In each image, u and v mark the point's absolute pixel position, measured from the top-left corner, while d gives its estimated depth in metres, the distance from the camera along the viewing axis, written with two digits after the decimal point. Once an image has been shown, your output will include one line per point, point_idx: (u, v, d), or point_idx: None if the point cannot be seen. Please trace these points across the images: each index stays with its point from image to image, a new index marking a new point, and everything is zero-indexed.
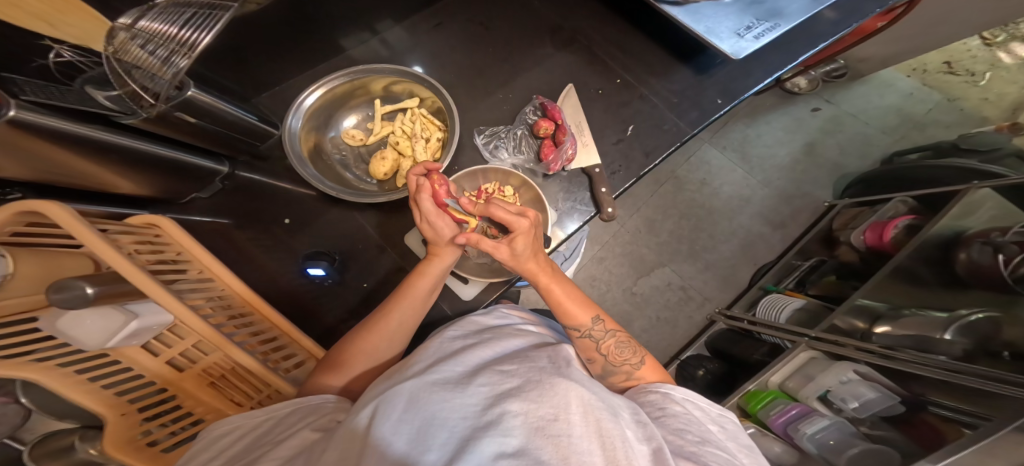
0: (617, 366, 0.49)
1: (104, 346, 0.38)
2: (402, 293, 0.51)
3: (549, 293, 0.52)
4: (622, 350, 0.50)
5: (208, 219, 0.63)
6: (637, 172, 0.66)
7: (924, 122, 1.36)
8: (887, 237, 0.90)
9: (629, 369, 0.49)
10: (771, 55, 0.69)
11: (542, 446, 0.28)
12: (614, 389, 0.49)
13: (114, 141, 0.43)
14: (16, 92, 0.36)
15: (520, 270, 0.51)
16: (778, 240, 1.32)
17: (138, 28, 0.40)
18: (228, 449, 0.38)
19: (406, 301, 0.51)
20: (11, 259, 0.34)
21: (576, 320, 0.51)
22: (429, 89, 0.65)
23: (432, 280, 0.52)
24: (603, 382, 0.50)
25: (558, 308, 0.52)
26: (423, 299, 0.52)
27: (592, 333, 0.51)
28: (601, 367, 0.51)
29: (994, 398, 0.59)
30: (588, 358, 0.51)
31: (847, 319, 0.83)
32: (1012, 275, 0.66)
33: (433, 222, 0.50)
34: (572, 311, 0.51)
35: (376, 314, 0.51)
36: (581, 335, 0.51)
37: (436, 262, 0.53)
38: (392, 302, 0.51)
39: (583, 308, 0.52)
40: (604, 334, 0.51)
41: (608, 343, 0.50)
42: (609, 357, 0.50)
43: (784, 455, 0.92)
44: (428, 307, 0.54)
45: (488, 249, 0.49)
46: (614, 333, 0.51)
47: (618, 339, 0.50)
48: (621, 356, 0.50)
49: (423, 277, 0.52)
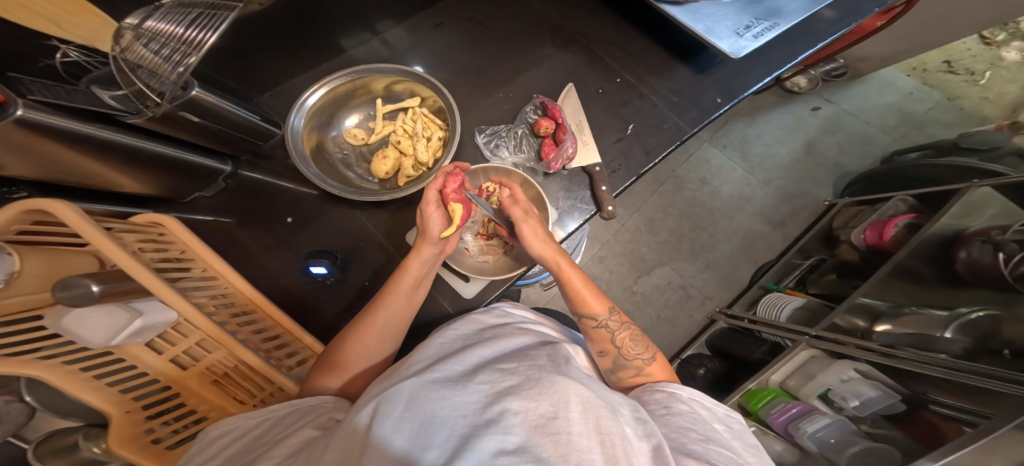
0: (628, 360, 0.50)
1: (109, 343, 0.38)
2: (388, 289, 0.51)
3: (566, 283, 0.54)
4: (635, 343, 0.51)
5: (210, 218, 0.63)
6: (637, 171, 0.66)
7: (924, 122, 1.36)
8: (887, 236, 0.91)
9: (640, 365, 0.49)
10: (769, 55, 0.69)
11: (541, 444, 0.28)
12: (622, 385, 0.49)
13: (120, 141, 0.44)
14: (24, 92, 0.36)
15: (537, 254, 0.54)
16: (778, 239, 1.32)
17: (144, 28, 0.41)
18: (227, 449, 0.38)
19: (390, 299, 0.51)
20: (17, 258, 0.35)
21: (589, 308, 0.53)
22: (429, 89, 0.65)
23: (414, 276, 0.52)
24: (612, 376, 0.50)
25: (574, 295, 0.54)
26: (407, 297, 0.52)
27: (608, 324, 0.52)
28: (611, 361, 0.51)
29: (995, 395, 0.59)
30: (601, 351, 0.52)
31: (848, 318, 0.84)
32: (1012, 273, 0.66)
33: (429, 212, 0.52)
34: (588, 299, 0.53)
35: (365, 312, 0.51)
36: (595, 325, 0.52)
37: (413, 256, 0.52)
38: (381, 298, 0.51)
39: (595, 296, 0.53)
40: (619, 326, 0.52)
41: (621, 336, 0.51)
42: (622, 350, 0.50)
43: (785, 453, 0.92)
44: (417, 306, 0.54)
45: (518, 214, 0.53)
46: (627, 327, 0.52)
47: (631, 333, 0.51)
48: (634, 350, 0.50)
49: (406, 273, 0.52)
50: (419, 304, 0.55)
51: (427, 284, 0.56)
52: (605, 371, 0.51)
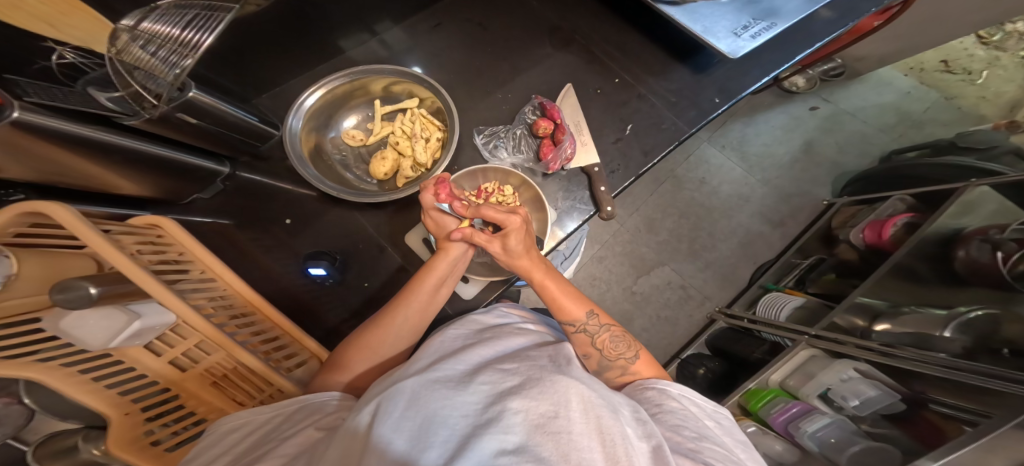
0: (611, 361, 0.50)
1: (107, 346, 0.38)
2: (408, 291, 0.51)
3: (543, 289, 0.52)
4: (617, 343, 0.50)
5: (210, 219, 0.63)
6: (636, 171, 0.66)
7: (921, 121, 1.36)
8: (886, 235, 0.91)
9: (624, 364, 0.49)
10: (767, 54, 0.69)
11: (542, 443, 0.28)
12: (609, 384, 0.49)
13: (117, 142, 0.44)
14: (20, 94, 0.36)
15: (513, 266, 0.52)
16: (777, 239, 1.32)
17: (140, 30, 0.41)
18: (237, 446, 0.38)
19: (413, 296, 0.51)
20: (15, 260, 0.35)
21: (568, 314, 0.51)
22: (428, 89, 0.65)
23: (439, 276, 0.52)
24: (598, 377, 0.50)
25: (552, 304, 0.52)
26: (428, 296, 0.52)
27: (587, 327, 0.51)
28: (596, 363, 0.50)
29: (995, 395, 0.59)
30: (583, 354, 0.51)
31: (847, 318, 0.84)
32: (1012, 273, 0.67)
33: (436, 217, 0.54)
34: (567, 306, 0.51)
35: (384, 309, 0.51)
36: (575, 330, 0.51)
37: (441, 256, 0.53)
38: (398, 300, 0.51)
39: (575, 302, 0.52)
40: (599, 328, 0.51)
41: (602, 337, 0.50)
42: (604, 352, 0.50)
43: (786, 453, 0.92)
44: (436, 308, 0.54)
45: (509, 225, 0.49)
46: (609, 327, 0.51)
47: (611, 334, 0.51)
48: (616, 350, 0.50)
49: (432, 272, 0.52)
50: (440, 304, 0.54)
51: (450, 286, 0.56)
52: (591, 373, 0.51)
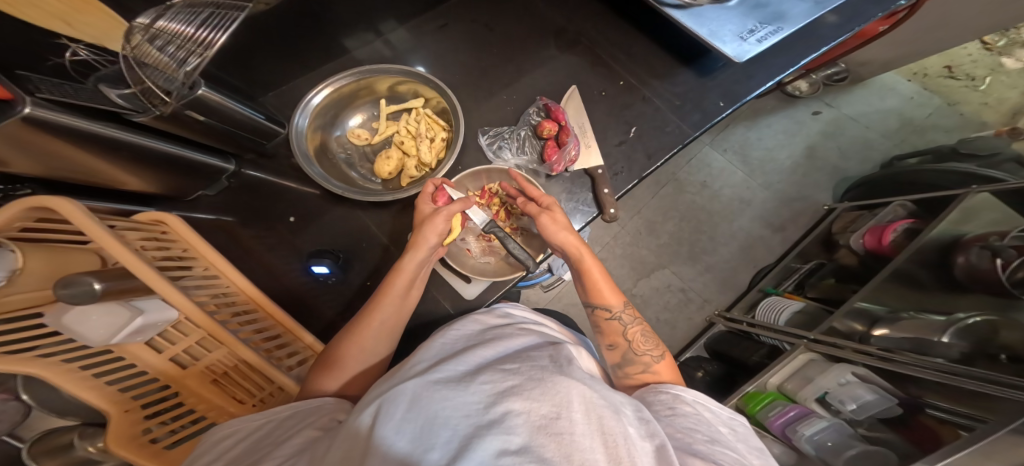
0: (637, 355, 0.51)
1: (109, 342, 0.38)
2: (382, 292, 0.52)
3: (589, 274, 0.55)
4: (646, 339, 0.52)
5: (213, 216, 0.63)
6: (640, 174, 0.67)
7: (923, 127, 1.37)
8: (886, 241, 0.92)
9: (648, 361, 0.50)
10: (776, 57, 0.69)
11: (544, 444, 0.28)
12: (627, 378, 0.50)
13: (125, 139, 0.44)
14: (32, 90, 0.36)
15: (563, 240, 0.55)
16: (778, 243, 1.32)
17: (156, 29, 0.40)
18: (228, 452, 0.38)
19: (385, 299, 0.51)
20: (20, 255, 0.35)
21: (605, 299, 0.54)
22: (433, 89, 0.65)
23: (408, 277, 0.52)
24: (619, 370, 0.52)
25: (591, 287, 0.55)
26: (399, 298, 0.52)
27: (620, 317, 0.54)
28: (621, 354, 0.52)
29: (991, 400, 0.60)
30: (610, 344, 0.54)
31: (847, 323, 0.85)
32: (1011, 279, 0.68)
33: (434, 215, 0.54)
34: (604, 291, 0.54)
35: (358, 314, 0.51)
36: (609, 317, 0.54)
37: (408, 257, 0.53)
38: (374, 302, 0.51)
39: (611, 289, 0.55)
40: (631, 321, 0.54)
41: (632, 330, 0.53)
42: (632, 344, 0.52)
43: (783, 456, 0.89)
44: (410, 309, 0.54)
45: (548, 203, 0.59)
46: (639, 323, 0.54)
47: (642, 328, 0.53)
48: (644, 345, 0.52)
49: (400, 274, 0.52)
50: (413, 305, 0.55)
51: (421, 284, 0.56)
52: (613, 364, 0.53)
